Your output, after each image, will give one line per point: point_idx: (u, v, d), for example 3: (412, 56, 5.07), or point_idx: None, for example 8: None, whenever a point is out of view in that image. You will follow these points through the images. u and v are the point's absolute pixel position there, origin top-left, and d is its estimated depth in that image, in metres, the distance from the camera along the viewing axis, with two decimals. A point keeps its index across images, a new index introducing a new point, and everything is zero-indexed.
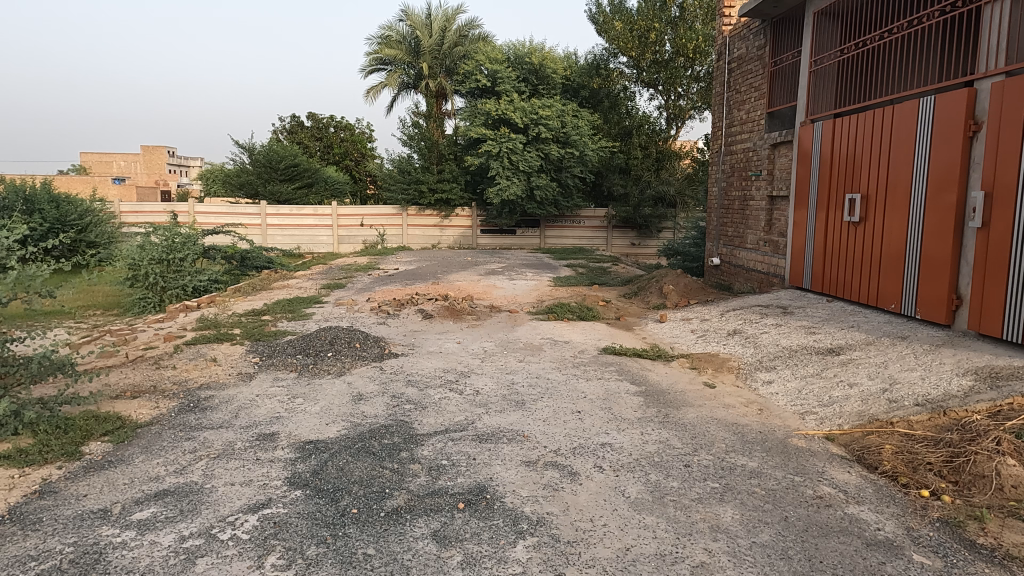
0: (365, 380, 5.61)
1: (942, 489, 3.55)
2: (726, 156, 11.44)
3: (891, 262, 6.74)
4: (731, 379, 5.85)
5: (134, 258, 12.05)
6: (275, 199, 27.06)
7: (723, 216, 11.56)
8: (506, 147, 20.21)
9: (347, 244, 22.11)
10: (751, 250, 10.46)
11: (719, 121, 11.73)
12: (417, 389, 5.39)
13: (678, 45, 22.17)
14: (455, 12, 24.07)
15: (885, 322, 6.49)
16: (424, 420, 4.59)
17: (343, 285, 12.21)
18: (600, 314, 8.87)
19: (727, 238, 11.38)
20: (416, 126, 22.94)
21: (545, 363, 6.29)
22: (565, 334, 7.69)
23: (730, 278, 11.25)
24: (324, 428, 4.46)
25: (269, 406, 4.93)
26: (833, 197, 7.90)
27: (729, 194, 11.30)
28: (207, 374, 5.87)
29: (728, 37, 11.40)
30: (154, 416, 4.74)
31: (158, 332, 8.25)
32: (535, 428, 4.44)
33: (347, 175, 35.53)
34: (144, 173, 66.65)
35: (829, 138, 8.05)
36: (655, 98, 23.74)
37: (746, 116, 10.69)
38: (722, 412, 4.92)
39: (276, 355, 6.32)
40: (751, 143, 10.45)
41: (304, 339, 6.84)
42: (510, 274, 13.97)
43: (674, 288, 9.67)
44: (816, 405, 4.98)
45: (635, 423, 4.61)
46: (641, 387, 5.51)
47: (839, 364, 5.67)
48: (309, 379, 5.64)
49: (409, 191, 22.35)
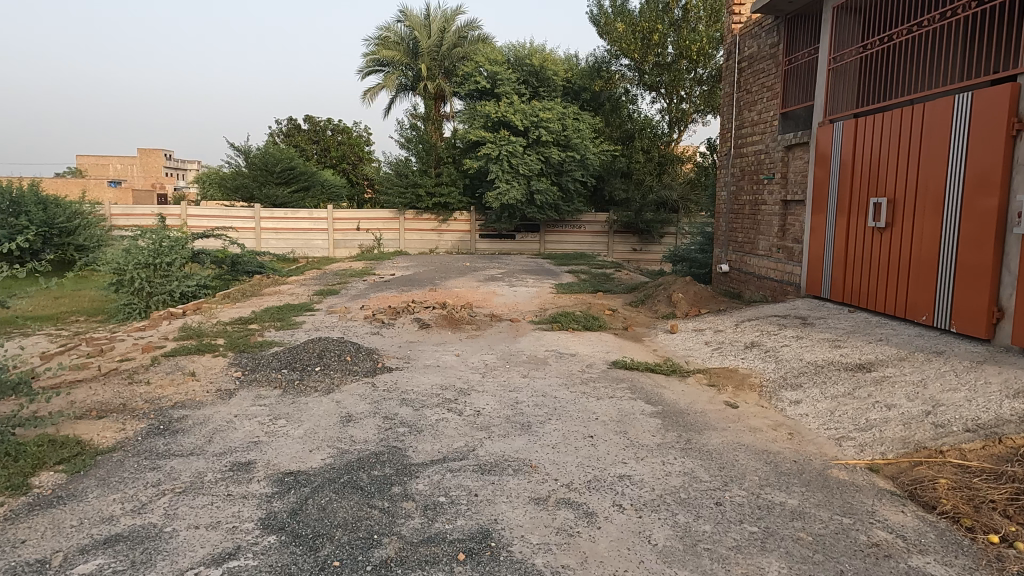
0: (355, 399, 5.10)
1: (1015, 535, 3.09)
2: (736, 158, 11.03)
3: (922, 270, 6.28)
4: (755, 398, 5.35)
5: (119, 263, 11.70)
6: (271, 203, 26.74)
7: (733, 220, 11.14)
8: (506, 150, 19.82)
9: (343, 248, 21.71)
10: (761, 257, 10.08)
11: (728, 122, 11.32)
12: (412, 409, 4.91)
13: (681, 47, 21.68)
14: (454, 13, 23.63)
15: (916, 336, 6.04)
16: (419, 447, 4.10)
17: (336, 291, 11.75)
18: (607, 324, 8.42)
19: (735, 245, 11.03)
20: (414, 128, 22.64)
21: (551, 379, 5.80)
22: (571, 345, 7.22)
23: (740, 286, 10.81)
24: (306, 456, 3.97)
25: (248, 429, 4.43)
26: (855, 200, 7.43)
27: (739, 198, 10.89)
28: (182, 390, 5.37)
29: (738, 35, 10.99)
30: (118, 441, 4.25)
31: (137, 341, 7.75)
32: (543, 457, 3.97)
33: (344, 179, 35.22)
34: (142, 175, 66.30)
35: (850, 138, 7.59)
36: (657, 101, 23.34)
37: (757, 117, 10.27)
38: (747, 436, 4.46)
39: (259, 370, 5.82)
40: (763, 145, 10.04)
41: (292, 351, 6.34)
42: (511, 280, 13.53)
43: (684, 295, 9.17)
44: (852, 429, 4.50)
45: (654, 450, 4.14)
46: (658, 407, 5.03)
47: (873, 383, 5.20)
48: (294, 396, 5.14)
49: (405, 195, 21.82)
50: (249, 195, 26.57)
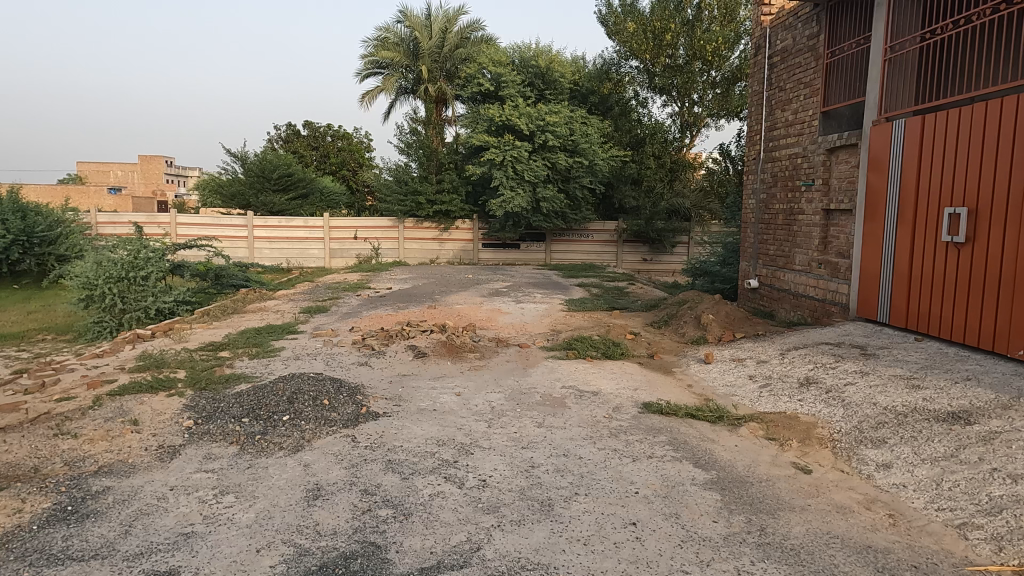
0: (328, 462, 4.04)
1: None
2: (766, 163, 10.00)
3: (1019, 294, 5.26)
4: (829, 458, 4.27)
5: (89, 277, 10.77)
6: (268, 210, 25.85)
7: (763, 231, 10.10)
8: (510, 155, 18.81)
9: (340, 258, 20.78)
10: (798, 272, 9.05)
11: (756, 123, 10.29)
12: (399, 477, 3.84)
13: (695, 48, 20.65)
14: (456, 13, 22.69)
15: (1014, 376, 4.98)
16: (406, 546, 3.03)
17: (326, 308, 10.70)
18: (629, 351, 7.36)
19: (767, 258, 9.99)
20: (414, 133, 21.47)
21: (572, 429, 4.73)
22: (592, 380, 6.15)
23: (773, 304, 9.75)
24: (251, 561, 2.91)
25: (182, 513, 3.36)
26: (923, 209, 6.40)
27: (771, 207, 9.85)
28: (116, 447, 4.32)
29: (770, 27, 9.96)
30: (4, 531, 3.18)
31: (89, 372, 6.71)
32: (575, 564, 2.90)
33: (344, 186, 34.28)
34: (142, 182, 65.57)
35: (914, 138, 6.55)
36: (668, 105, 22.37)
37: (793, 117, 9.23)
38: (838, 523, 3.38)
39: (216, 418, 4.75)
40: (800, 148, 9.00)
41: (259, 390, 5.27)
42: (517, 295, 12.49)
43: (715, 317, 8.11)
44: (976, 513, 3.38)
45: (721, 549, 3.07)
46: (712, 474, 3.97)
47: (981, 440, 4.08)
48: (252, 458, 4.08)
49: (406, 202, 20.86)
50: (246, 202, 25.73)
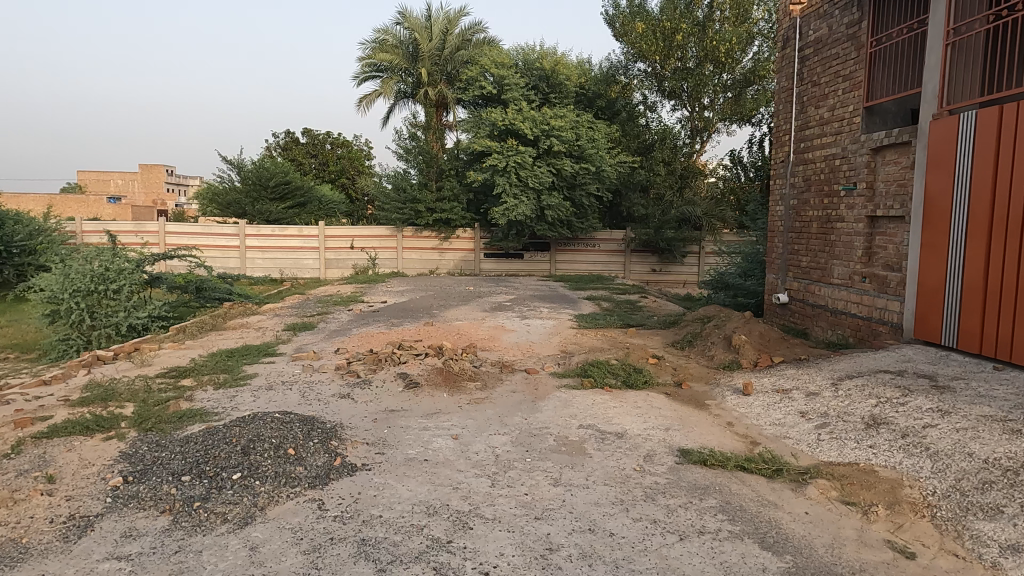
0: (282, 543, 3.08)
1: None
2: (797, 166, 9.09)
3: None
4: (931, 534, 3.31)
5: (54, 291, 9.85)
6: (264, 219, 24.99)
7: (794, 241, 9.17)
8: (514, 161, 17.87)
9: (336, 269, 19.89)
10: (836, 287, 8.12)
11: (785, 122, 9.38)
12: (372, 569, 2.88)
13: (706, 49, 19.79)
14: (457, 14, 21.87)
15: None
16: None
17: (313, 325, 9.76)
18: (654, 378, 6.40)
19: (798, 270, 9.05)
20: (413, 139, 20.45)
21: (597, 490, 3.77)
22: (614, 418, 5.18)
23: (807, 321, 8.80)
24: None
25: None
26: (1002, 215, 5.45)
27: (803, 214, 8.92)
28: (15, 516, 3.36)
29: (801, 16, 9.07)
30: None
31: (27, 403, 5.76)
32: None
33: (343, 195, 33.46)
34: (142, 191, 64.85)
35: (988, 132, 5.61)
36: (677, 109, 21.50)
37: (829, 114, 8.32)
38: None
39: (152, 474, 3.80)
40: (838, 148, 8.09)
41: (211, 434, 4.31)
42: (522, 310, 11.55)
43: (749, 338, 7.15)
44: None
45: None
46: (786, 562, 3.01)
47: None
48: (182, 538, 3.12)
49: (404, 210, 19.80)
50: (241, 211, 24.89)
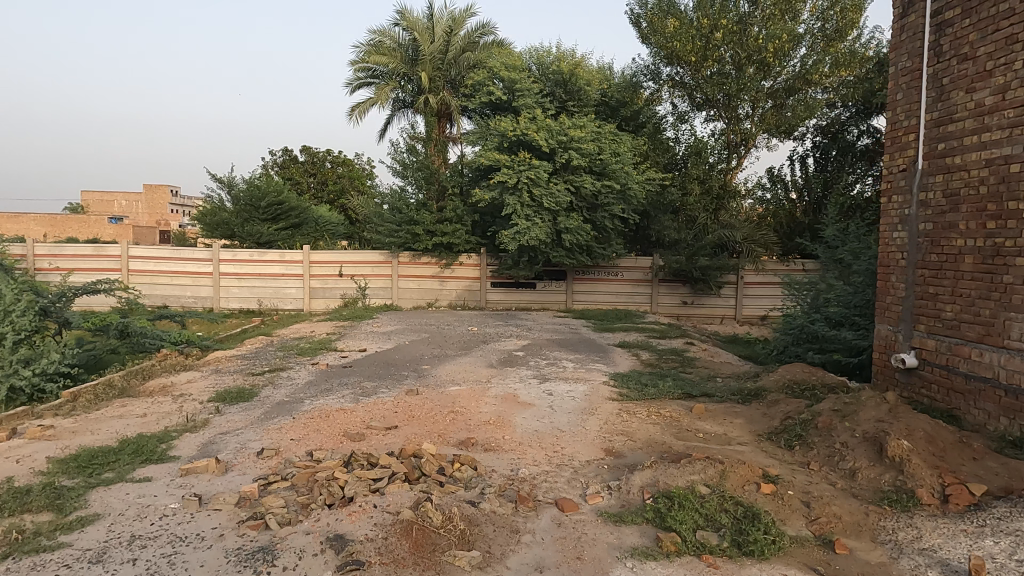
0: None
1: None
2: (932, 176, 6.44)
3: None
4: None
5: None
6: (254, 242, 22.40)
7: (928, 282, 6.48)
8: (527, 177, 15.29)
9: (321, 300, 17.26)
10: (1017, 354, 5.42)
11: (910, 117, 6.75)
12: None
13: (747, 50, 17.23)
14: (463, 14, 19.52)
15: None
16: None
17: (253, 392, 7.05)
18: (783, 531, 3.68)
19: (937, 324, 6.35)
20: (411, 151, 17.85)
21: None
22: None
23: (956, 399, 6.07)
24: None
25: None
26: None
27: (945, 244, 6.25)
28: None
29: None
30: None
31: None
32: None
33: (342, 215, 31.04)
34: (144, 211, 62.72)
35: None
36: (712, 121, 19.03)
37: (995, 99, 5.70)
38: None
39: None
40: (1018, 148, 5.45)
41: None
42: (539, 363, 8.87)
43: (914, 446, 4.44)
44: None
45: None
46: None
47: None
48: None
49: (400, 233, 17.23)
50: (229, 233, 22.45)
